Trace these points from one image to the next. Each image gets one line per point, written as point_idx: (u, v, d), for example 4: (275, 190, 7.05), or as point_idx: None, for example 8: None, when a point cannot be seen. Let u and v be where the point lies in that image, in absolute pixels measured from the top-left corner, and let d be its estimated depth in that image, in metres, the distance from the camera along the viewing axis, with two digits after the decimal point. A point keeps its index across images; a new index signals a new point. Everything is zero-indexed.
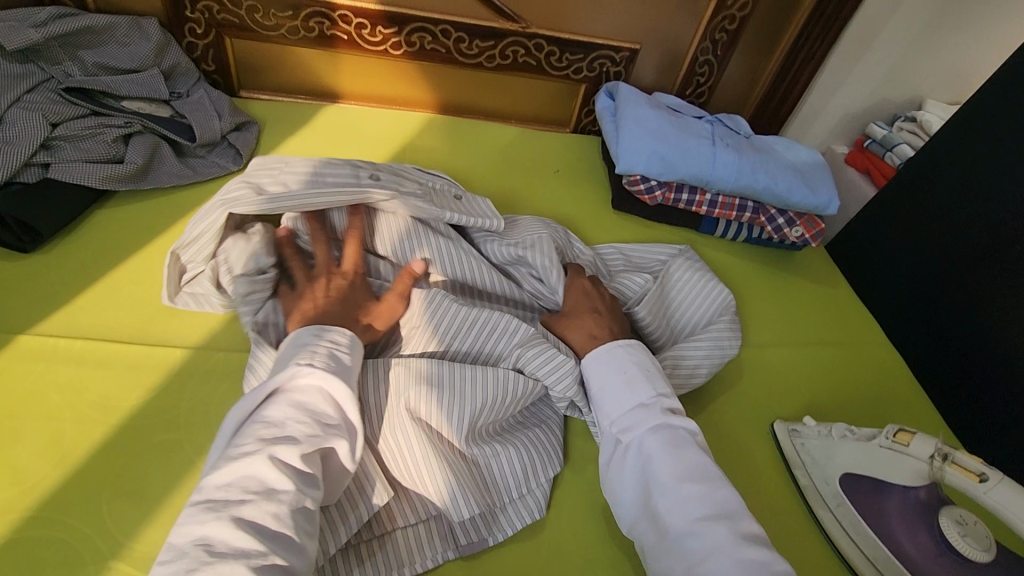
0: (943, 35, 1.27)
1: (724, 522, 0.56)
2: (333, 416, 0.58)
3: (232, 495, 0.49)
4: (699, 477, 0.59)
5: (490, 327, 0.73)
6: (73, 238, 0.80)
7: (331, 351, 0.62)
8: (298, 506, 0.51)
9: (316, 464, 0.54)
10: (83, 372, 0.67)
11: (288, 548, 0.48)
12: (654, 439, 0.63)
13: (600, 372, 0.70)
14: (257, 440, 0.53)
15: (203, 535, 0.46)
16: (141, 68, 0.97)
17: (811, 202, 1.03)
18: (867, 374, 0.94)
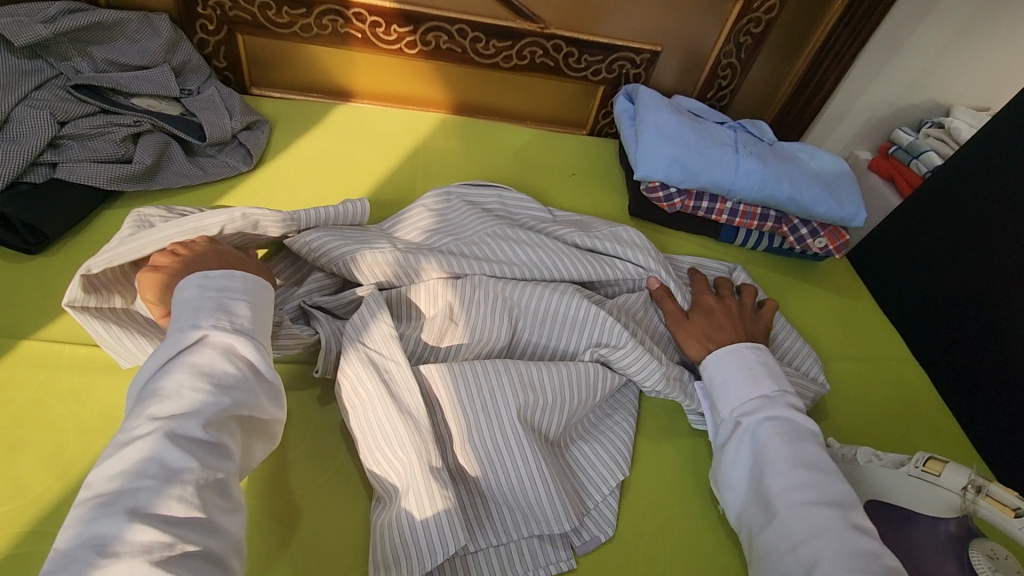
0: (975, 39, 1.23)
1: (835, 508, 0.59)
2: (236, 377, 0.55)
3: (128, 482, 0.46)
4: (812, 466, 0.63)
5: (569, 323, 0.75)
6: (80, 239, 0.79)
7: (222, 306, 0.58)
8: (207, 484, 0.49)
9: (224, 435, 0.52)
10: (88, 381, 0.66)
11: (198, 530, 0.46)
12: (772, 428, 0.66)
13: (726, 367, 0.73)
14: (153, 419, 0.50)
15: (95, 534, 0.43)
16: (151, 65, 0.95)
17: (835, 214, 0.99)
18: (898, 396, 0.91)
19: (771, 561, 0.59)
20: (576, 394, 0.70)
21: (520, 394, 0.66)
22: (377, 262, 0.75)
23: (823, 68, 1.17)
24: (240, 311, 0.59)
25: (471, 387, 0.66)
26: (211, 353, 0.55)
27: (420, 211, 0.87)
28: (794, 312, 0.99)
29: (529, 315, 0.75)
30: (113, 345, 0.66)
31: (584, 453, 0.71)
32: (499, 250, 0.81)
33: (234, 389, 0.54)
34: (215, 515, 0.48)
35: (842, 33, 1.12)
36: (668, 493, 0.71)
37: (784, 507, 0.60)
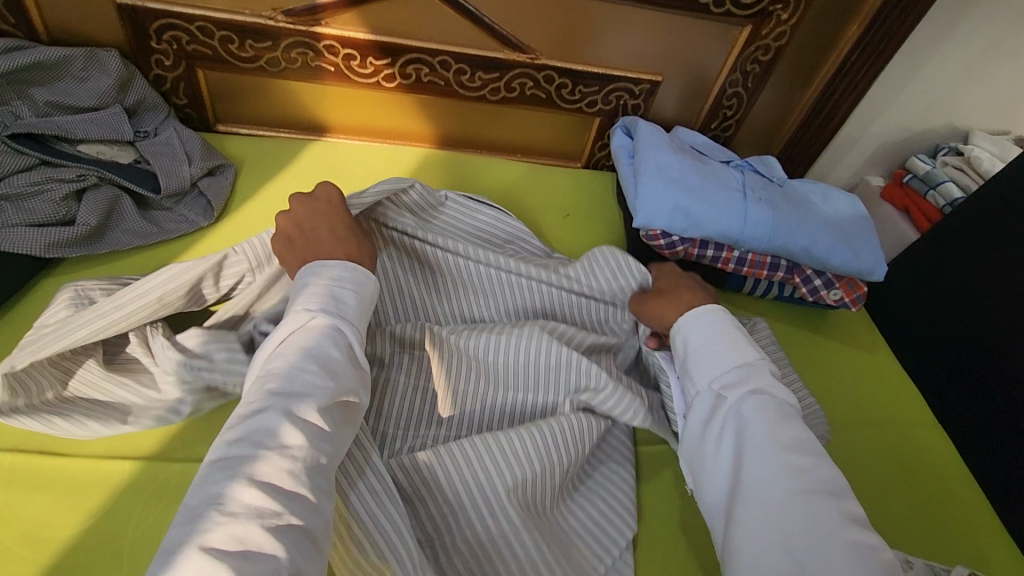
0: (1000, 62, 1.14)
1: (832, 499, 0.52)
2: (341, 361, 0.55)
3: (243, 451, 0.46)
4: (804, 450, 0.57)
5: (550, 373, 0.71)
6: (14, 315, 0.71)
7: (327, 290, 0.60)
8: (312, 466, 0.48)
9: (330, 421, 0.52)
10: (12, 496, 0.58)
11: (303, 507, 0.46)
12: (755, 404, 0.61)
13: (700, 335, 0.69)
14: (270, 396, 0.50)
15: (217, 496, 0.43)
16: (101, 107, 0.86)
17: (853, 266, 0.91)
18: (921, 471, 0.83)
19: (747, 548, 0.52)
20: (571, 451, 0.67)
21: (485, 452, 0.64)
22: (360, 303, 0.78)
23: (835, 97, 1.08)
24: (346, 298, 0.60)
25: (445, 462, 0.63)
26: (318, 335, 0.55)
27: (391, 247, 0.81)
28: (805, 373, 0.91)
29: (506, 372, 0.72)
30: (66, 434, 0.61)
31: (584, 510, 0.68)
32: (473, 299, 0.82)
33: (338, 372, 0.54)
34: (319, 497, 0.47)
35: (859, 59, 1.03)
36: None
37: (765, 490, 0.54)
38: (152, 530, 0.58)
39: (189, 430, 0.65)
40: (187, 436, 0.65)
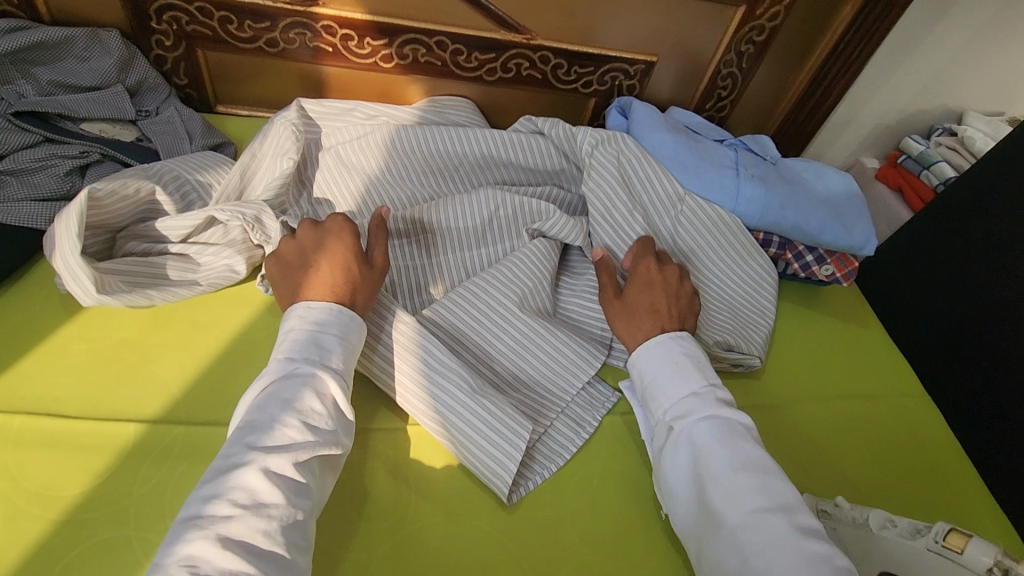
0: (993, 44, 1.16)
1: (780, 513, 0.58)
2: (321, 413, 0.58)
3: (220, 510, 0.50)
4: (754, 468, 0.61)
5: (506, 223, 0.88)
6: (18, 288, 0.72)
7: (315, 339, 0.62)
8: (289, 522, 0.52)
9: (309, 475, 0.56)
10: (21, 456, 0.59)
11: (276, 565, 0.49)
12: (705, 429, 0.65)
13: (649, 363, 0.72)
14: (252, 449, 0.54)
15: (188, 555, 0.47)
16: (102, 85, 0.88)
17: (844, 242, 0.92)
18: (907, 440, 0.85)
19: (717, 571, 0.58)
20: (540, 271, 0.83)
21: (476, 303, 0.78)
22: (351, 183, 0.91)
23: (829, 77, 1.09)
24: (331, 345, 0.62)
25: (449, 310, 0.78)
26: (302, 387, 0.59)
27: (388, 140, 0.93)
28: (795, 347, 0.93)
29: (475, 235, 0.87)
30: (117, 290, 0.68)
31: (572, 307, 0.87)
32: (440, 179, 0.93)
33: (319, 426, 0.58)
34: (293, 554, 0.51)
35: (853, 39, 1.04)
36: (661, 562, 0.68)
37: (728, 516, 0.59)
38: (158, 488, 0.60)
39: (193, 394, 0.67)
40: (191, 399, 0.67)
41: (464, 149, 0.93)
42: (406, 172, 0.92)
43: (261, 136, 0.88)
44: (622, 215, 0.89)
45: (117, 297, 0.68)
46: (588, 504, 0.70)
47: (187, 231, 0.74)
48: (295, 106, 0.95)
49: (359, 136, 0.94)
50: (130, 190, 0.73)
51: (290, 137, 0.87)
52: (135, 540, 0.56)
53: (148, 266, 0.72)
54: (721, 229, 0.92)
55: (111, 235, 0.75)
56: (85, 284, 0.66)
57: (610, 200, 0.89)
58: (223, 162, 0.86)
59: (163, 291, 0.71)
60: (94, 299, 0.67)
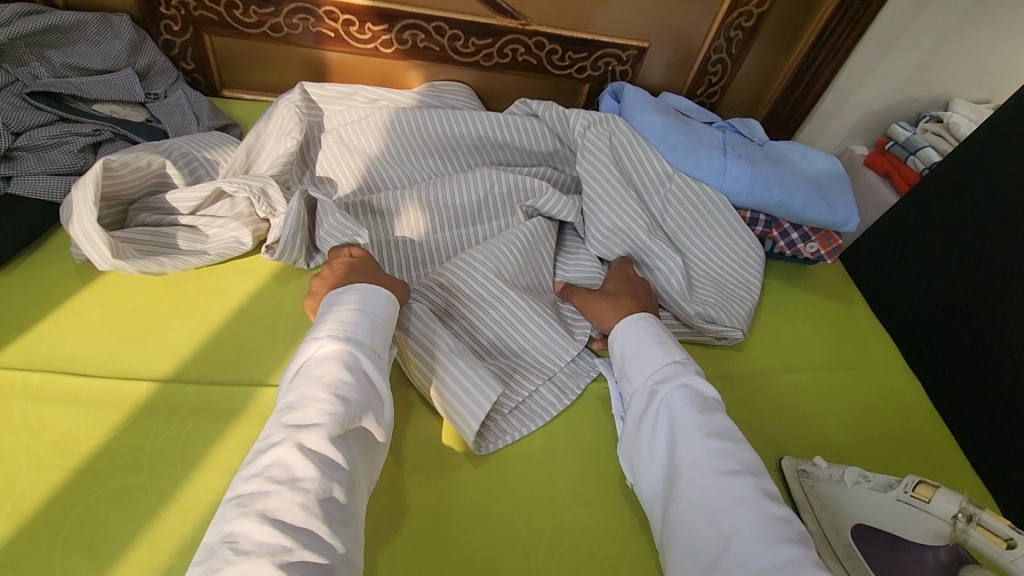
0: (976, 31, 1.19)
1: (749, 477, 0.58)
2: (348, 384, 0.58)
3: (258, 487, 0.50)
4: (725, 434, 0.62)
5: (500, 201, 0.91)
6: (35, 258, 0.75)
7: (339, 318, 0.65)
8: (325, 496, 0.51)
9: (342, 449, 0.54)
10: (41, 410, 0.63)
11: (313, 538, 0.48)
12: (683, 397, 0.66)
13: (629, 341, 0.74)
14: (284, 428, 0.54)
15: (231, 533, 0.47)
16: (113, 68, 0.91)
17: (827, 218, 0.95)
18: (888, 410, 0.88)
19: (679, 532, 0.57)
20: (532, 247, 0.87)
21: (466, 276, 0.82)
22: (351, 163, 0.94)
23: (817, 62, 1.13)
24: (352, 321, 0.64)
25: (442, 283, 0.81)
26: (329, 362, 0.60)
27: (388, 121, 0.96)
28: (781, 322, 0.96)
29: (471, 212, 0.90)
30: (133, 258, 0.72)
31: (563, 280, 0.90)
32: (438, 159, 0.97)
33: (349, 397, 0.57)
34: (333, 527, 0.50)
35: (839, 24, 1.07)
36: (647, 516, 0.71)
37: (693, 478, 0.59)
38: (170, 441, 0.63)
39: (202, 356, 0.71)
40: (201, 361, 0.70)
41: (461, 131, 0.97)
42: (405, 153, 0.96)
43: (265, 117, 0.92)
44: (612, 194, 0.92)
45: (131, 263, 0.72)
46: (578, 462, 0.74)
47: (197, 203, 0.78)
48: (299, 91, 0.99)
49: (356, 117, 0.97)
50: (142, 162, 0.77)
51: (292, 118, 0.91)
52: (148, 488, 0.60)
53: (160, 236, 0.76)
54: (707, 209, 0.96)
55: (124, 207, 0.79)
56: (101, 249, 0.69)
57: (603, 178, 0.93)
58: (226, 141, 0.89)
59: (175, 259, 0.75)
60: (111, 264, 0.71)
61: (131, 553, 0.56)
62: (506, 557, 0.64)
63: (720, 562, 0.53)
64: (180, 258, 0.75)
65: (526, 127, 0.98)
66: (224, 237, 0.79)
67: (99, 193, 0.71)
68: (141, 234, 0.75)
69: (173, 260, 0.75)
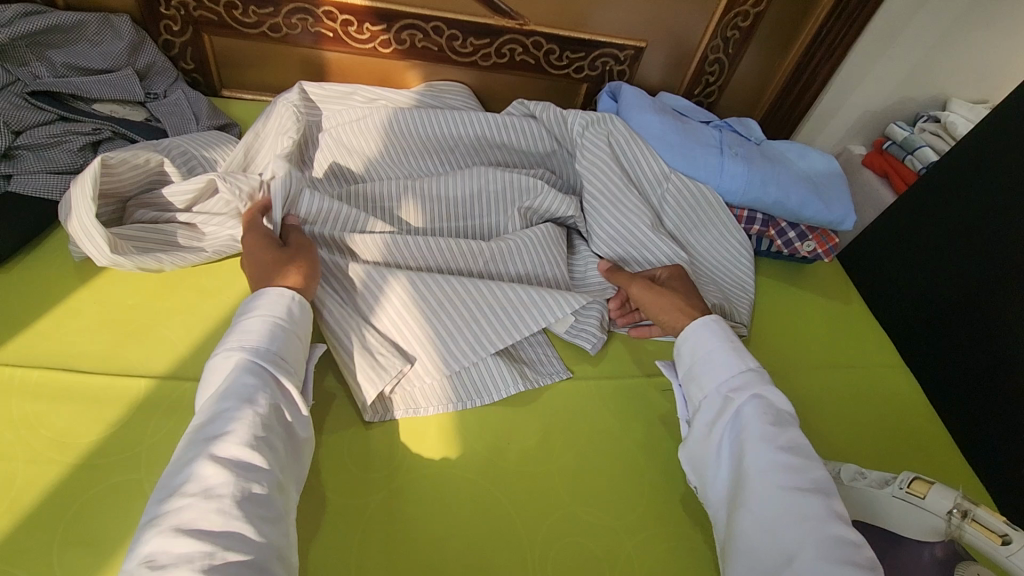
0: (973, 31, 1.19)
1: (818, 496, 0.57)
2: (258, 390, 0.58)
3: (173, 503, 0.49)
4: (797, 449, 0.61)
5: (498, 201, 0.91)
6: (35, 256, 0.76)
7: (241, 325, 0.64)
8: (246, 497, 0.51)
9: (263, 450, 0.54)
10: (39, 406, 0.63)
11: (237, 538, 0.48)
12: (757, 408, 0.65)
13: (700, 343, 0.72)
14: (195, 445, 0.53)
15: (148, 553, 0.46)
16: (113, 68, 0.92)
17: (824, 217, 0.95)
18: (885, 408, 0.88)
19: (743, 541, 0.57)
20: (535, 246, 0.87)
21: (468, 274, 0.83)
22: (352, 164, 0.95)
23: (814, 61, 1.14)
24: (254, 326, 0.63)
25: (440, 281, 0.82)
26: (238, 372, 0.59)
27: (385, 122, 0.96)
28: (777, 320, 0.96)
29: (470, 211, 0.91)
30: (131, 255, 0.72)
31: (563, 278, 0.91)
32: (437, 159, 0.97)
33: (259, 401, 0.57)
34: (259, 523, 0.50)
35: (835, 24, 1.08)
36: (642, 513, 0.71)
37: (761, 487, 0.59)
38: (167, 437, 0.63)
39: (201, 353, 0.71)
40: (199, 358, 0.71)
41: (459, 131, 0.97)
42: (405, 153, 0.96)
43: (264, 117, 0.92)
44: (613, 194, 0.92)
45: (129, 258, 0.72)
46: (574, 459, 0.74)
47: (191, 197, 0.79)
48: (298, 90, 1.00)
49: (356, 117, 0.98)
50: (141, 160, 0.77)
51: (291, 119, 0.91)
52: (145, 484, 0.60)
53: (158, 232, 0.77)
54: (704, 207, 0.96)
55: (120, 204, 0.80)
56: (98, 243, 0.70)
57: (603, 177, 0.93)
58: (225, 140, 0.90)
59: (173, 256, 0.75)
60: (108, 260, 0.71)
61: (128, 547, 0.56)
62: (502, 553, 0.65)
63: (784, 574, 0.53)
64: (177, 255, 0.76)
65: (524, 127, 0.99)
66: (221, 236, 0.79)
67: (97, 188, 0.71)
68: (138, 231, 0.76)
69: (170, 256, 0.75)
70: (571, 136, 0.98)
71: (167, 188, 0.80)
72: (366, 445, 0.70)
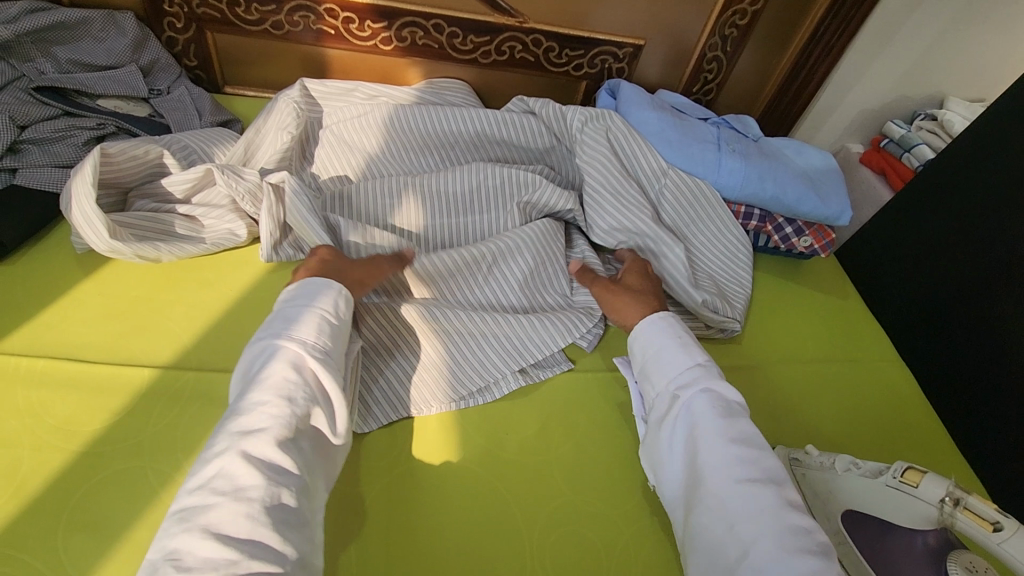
0: (970, 29, 1.20)
1: (771, 487, 0.58)
2: (297, 386, 0.58)
3: (198, 500, 0.49)
4: (748, 441, 0.62)
5: (498, 195, 0.92)
6: (41, 248, 0.77)
7: (284, 315, 0.65)
8: (273, 502, 0.51)
9: (292, 454, 0.54)
10: (45, 394, 0.64)
11: (264, 545, 0.48)
12: (707, 402, 0.66)
13: (649, 342, 0.74)
14: (228, 435, 0.53)
15: (173, 551, 0.46)
16: (117, 65, 0.93)
17: (820, 212, 0.96)
18: (882, 401, 0.89)
19: (704, 537, 0.58)
20: (537, 245, 0.88)
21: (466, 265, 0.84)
22: (352, 161, 0.96)
23: (812, 59, 1.15)
24: (302, 320, 0.64)
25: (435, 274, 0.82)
26: (278, 360, 0.59)
27: (388, 120, 0.97)
28: (775, 316, 0.97)
29: (469, 206, 0.91)
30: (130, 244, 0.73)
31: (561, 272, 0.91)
32: (438, 154, 0.98)
33: (296, 396, 0.57)
34: (282, 530, 0.50)
35: (832, 22, 1.09)
36: (640, 503, 0.72)
37: (718, 484, 0.59)
38: (170, 425, 0.64)
39: (203, 344, 0.72)
40: (202, 349, 0.72)
41: (460, 127, 0.98)
42: (406, 150, 0.97)
43: (265, 113, 0.93)
44: (612, 188, 0.93)
45: (128, 245, 0.73)
46: (572, 450, 0.74)
47: (191, 185, 0.80)
48: (299, 87, 1.01)
49: (356, 113, 0.99)
50: (141, 152, 0.78)
51: (291, 114, 0.92)
52: (149, 471, 0.61)
53: (157, 222, 0.78)
54: (702, 203, 0.97)
55: (123, 194, 0.81)
56: (98, 229, 0.70)
57: (603, 172, 0.94)
58: (223, 136, 0.90)
59: (171, 245, 0.76)
60: (109, 248, 0.72)
61: (131, 534, 0.57)
62: (501, 541, 0.65)
63: (740, 569, 0.53)
64: (176, 246, 0.77)
65: (525, 123, 1.00)
66: (221, 228, 0.80)
67: (97, 175, 0.72)
68: (137, 219, 0.76)
69: (168, 246, 0.76)
70: (570, 132, 0.99)
71: (167, 178, 0.81)
72: (367, 435, 0.71)
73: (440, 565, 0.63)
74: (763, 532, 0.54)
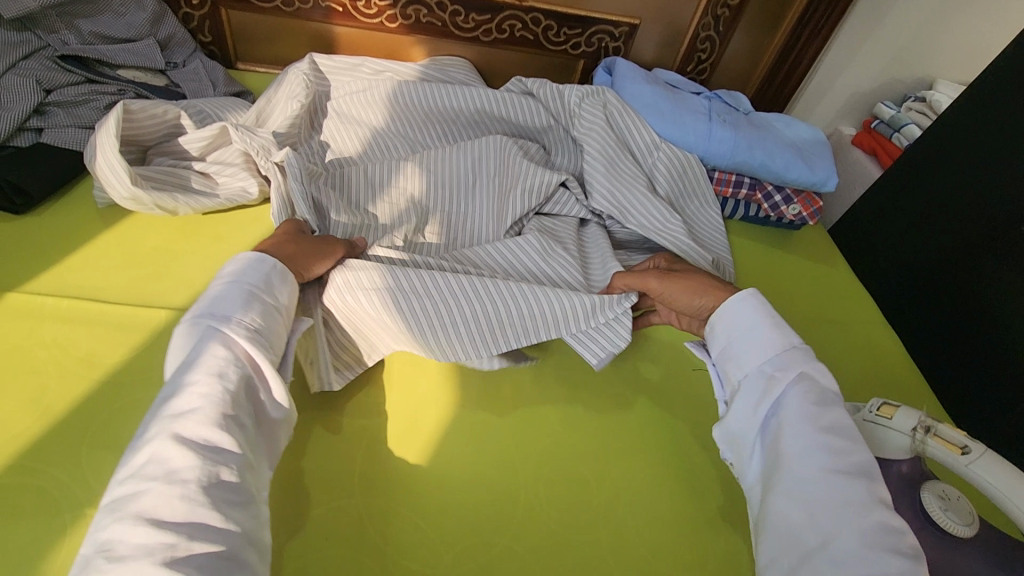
0: (957, 11, 1.23)
1: (865, 480, 0.53)
2: (230, 364, 0.55)
3: (129, 489, 0.45)
4: (841, 431, 0.57)
5: (498, 166, 0.96)
6: (66, 202, 0.82)
7: (212, 295, 0.61)
8: (212, 481, 0.47)
9: (231, 434, 0.51)
10: (70, 330, 0.68)
11: (205, 528, 0.45)
12: (801, 390, 0.62)
13: (734, 324, 0.70)
14: (159, 421, 0.49)
15: (105, 541, 0.43)
16: (136, 37, 0.98)
17: (808, 179, 1.01)
18: (869, 359, 0.92)
19: (776, 523, 0.55)
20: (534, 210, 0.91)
21: None
22: (354, 133, 1.00)
23: (801, 40, 1.19)
24: (234, 298, 0.60)
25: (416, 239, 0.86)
26: (211, 341, 0.56)
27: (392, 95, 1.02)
28: (766, 279, 1.01)
29: (469, 175, 0.95)
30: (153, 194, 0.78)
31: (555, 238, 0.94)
32: (439, 129, 1.02)
33: (229, 374, 0.54)
34: (227, 508, 0.47)
35: (820, 4, 1.13)
36: (629, 444, 0.75)
37: (798, 470, 0.56)
38: None
39: None
40: None
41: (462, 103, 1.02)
42: (408, 124, 1.01)
43: (275, 84, 0.98)
44: (606, 159, 0.97)
45: (148, 194, 0.77)
46: (566, 396, 0.78)
47: (206, 144, 0.85)
48: (307, 61, 1.05)
49: (361, 88, 1.03)
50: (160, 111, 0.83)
51: (300, 85, 0.96)
52: None
53: (174, 175, 0.83)
54: (690, 178, 1.01)
55: (142, 152, 0.86)
56: (121, 176, 0.75)
57: (599, 144, 0.98)
58: (238, 103, 0.96)
59: (189, 197, 0.80)
60: (134, 197, 0.77)
61: None
62: (499, 474, 0.69)
63: (820, 557, 0.50)
64: (195, 198, 0.81)
65: (523, 101, 1.04)
66: (234, 183, 0.85)
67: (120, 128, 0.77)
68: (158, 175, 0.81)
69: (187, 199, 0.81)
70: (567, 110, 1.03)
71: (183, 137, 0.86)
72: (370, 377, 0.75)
73: (444, 491, 0.67)
74: (850, 517, 0.51)
